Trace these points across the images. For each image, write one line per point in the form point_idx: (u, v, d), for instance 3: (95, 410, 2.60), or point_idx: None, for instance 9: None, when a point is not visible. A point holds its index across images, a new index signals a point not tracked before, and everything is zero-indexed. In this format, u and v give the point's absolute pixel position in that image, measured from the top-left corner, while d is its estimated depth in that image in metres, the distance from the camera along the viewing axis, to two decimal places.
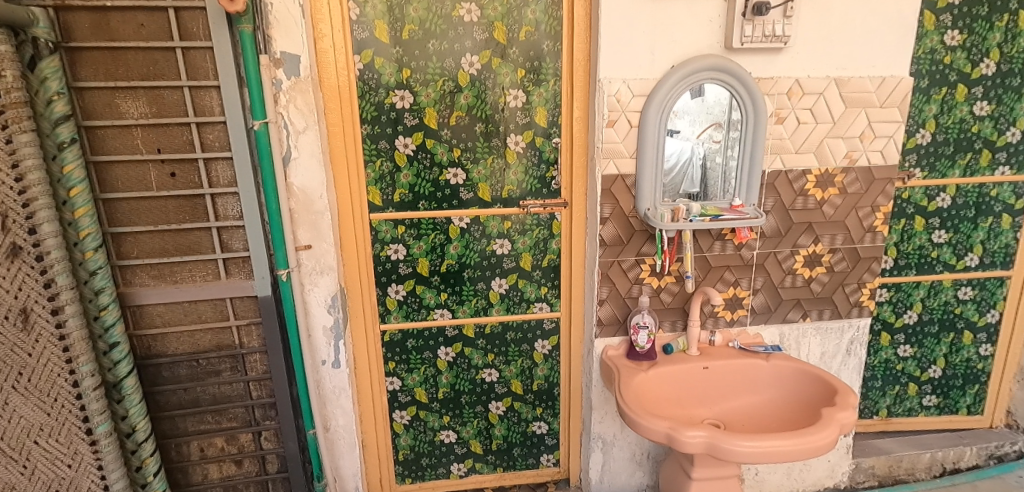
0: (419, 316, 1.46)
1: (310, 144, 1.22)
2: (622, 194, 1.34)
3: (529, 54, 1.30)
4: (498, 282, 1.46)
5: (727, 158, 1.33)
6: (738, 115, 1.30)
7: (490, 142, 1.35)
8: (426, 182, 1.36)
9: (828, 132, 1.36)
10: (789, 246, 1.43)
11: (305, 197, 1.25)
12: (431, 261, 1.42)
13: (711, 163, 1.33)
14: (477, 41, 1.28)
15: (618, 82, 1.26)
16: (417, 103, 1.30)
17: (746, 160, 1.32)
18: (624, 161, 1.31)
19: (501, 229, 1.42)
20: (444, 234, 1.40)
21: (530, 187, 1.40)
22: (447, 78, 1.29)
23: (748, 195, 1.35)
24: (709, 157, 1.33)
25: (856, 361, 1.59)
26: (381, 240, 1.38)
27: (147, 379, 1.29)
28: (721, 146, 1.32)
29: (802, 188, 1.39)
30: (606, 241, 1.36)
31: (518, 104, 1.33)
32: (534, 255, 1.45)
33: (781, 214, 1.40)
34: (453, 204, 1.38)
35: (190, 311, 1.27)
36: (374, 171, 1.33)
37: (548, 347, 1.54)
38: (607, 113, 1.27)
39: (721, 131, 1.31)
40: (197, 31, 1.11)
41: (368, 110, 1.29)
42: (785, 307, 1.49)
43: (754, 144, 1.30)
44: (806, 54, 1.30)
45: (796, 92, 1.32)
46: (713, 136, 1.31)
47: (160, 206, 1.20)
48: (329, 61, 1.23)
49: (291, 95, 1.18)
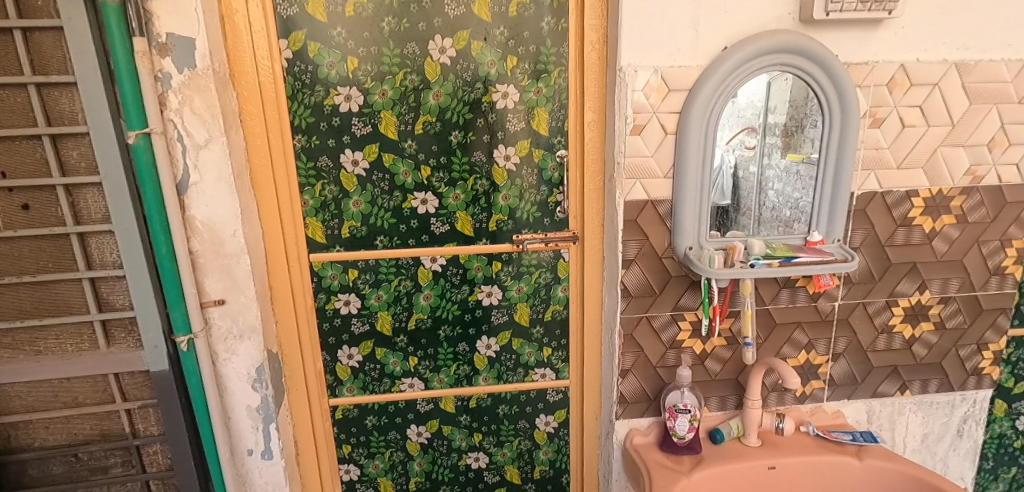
0: (380, 388, 1.10)
1: (216, 161, 0.87)
2: (653, 227, 0.96)
3: (523, 36, 0.94)
4: (485, 343, 1.10)
5: (779, 175, 0.96)
6: (796, 117, 0.94)
7: (470, 158, 0.99)
8: (384, 212, 1.00)
9: (944, 138, 0.97)
10: (884, 295, 1.05)
11: (213, 234, 0.90)
12: (395, 316, 1.06)
13: (746, 180, 0.95)
14: (450, 19, 0.92)
15: (647, 70, 0.89)
16: (368, 105, 0.95)
17: (819, 178, 0.96)
18: (655, 182, 0.94)
19: (488, 272, 1.06)
20: (411, 279, 1.04)
21: (528, 216, 1.03)
22: (409, 70, 0.94)
23: (823, 227, 0.98)
24: (739, 171, 0.95)
25: (969, 444, 1.18)
26: (326, 289, 1.03)
27: (10, 479, 0.97)
28: (755, 154, 0.94)
29: (904, 216, 1.00)
30: (631, 291, 0.99)
31: (509, 105, 0.97)
32: (533, 306, 1.08)
33: (874, 251, 1.02)
34: (423, 240, 1.03)
35: (62, 390, 0.94)
36: (314, 197, 0.98)
37: (554, 424, 1.16)
38: (632, 115, 0.90)
39: (755, 136, 0.94)
40: (42, 5, 0.78)
41: (301, 115, 0.94)
42: (877, 376, 1.10)
43: (821, 158, 0.95)
44: (916, 28, 0.92)
45: (900, 82, 0.93)
46: (745, 143, 0.94)
47: (9, 250, 0.86)
48: (244, 46, 0.89)
49: (185, 95, 0.84)
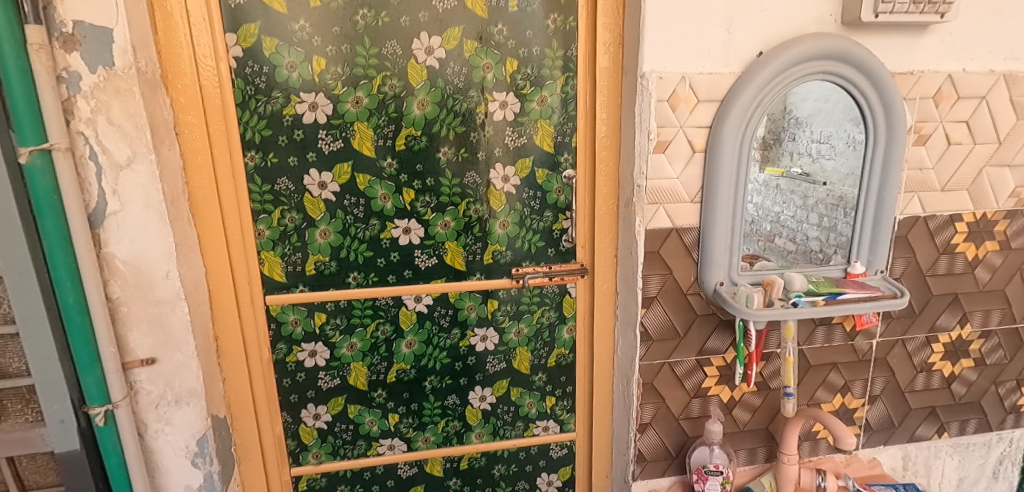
0: (354, 452, 0.92)
1: (142, 184, 0.68)
2: (678, 260, 0.83)
3: (524, 36, 0.80)
4: (479, 395, 0.94)
5: (759, 189, 0.81)
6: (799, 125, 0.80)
7: (463, 178, 0.84)
8: (358, 243, 0.83)
9: (990, 157, 0.87)
10: (924, 331, 0.94)
11: (138, 277, 0.71)
12: (371, 367, 0.89)
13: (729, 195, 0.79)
14: (439, 14, 0.77)
15: (674, 77, 0.76)
16: (338, 115, 0.78)
17: (836, 199, 0.85)
18: (680, 207, 0.81)
19: (482, 313, 0.90)
20: (390, 323, 0.87)
21: (529, 246, 0.88)
22: (388, 74, 0.78)
23: (802, 239, 0.85)
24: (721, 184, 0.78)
25: (1004, 486, 1.09)
26: (287, 337, 0.85)
27: None
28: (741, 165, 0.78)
29: (947, 243, 0.90)
30: (652, 334, 0.85)
31: (507, 117, 0.83)
32: (535, 350, 0.93)
33: (915, 282, 0.91)
34: (405, 276, 0.86)
35: None
36: (271, 226, 0.80)
37: (558, 484, 1.01)
38: (655, 130, 0.77)
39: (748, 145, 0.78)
40: None
41: (254, 126, 0.77)
42: (914, 419, 0.99)
43: (799, 171, 0.82)
44: (965, 34, 0.82)
45: (948, 94, 0.83)
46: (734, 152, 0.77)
47: None
48: (180, 41, 0.71)
49: (99, 101, 0.65)
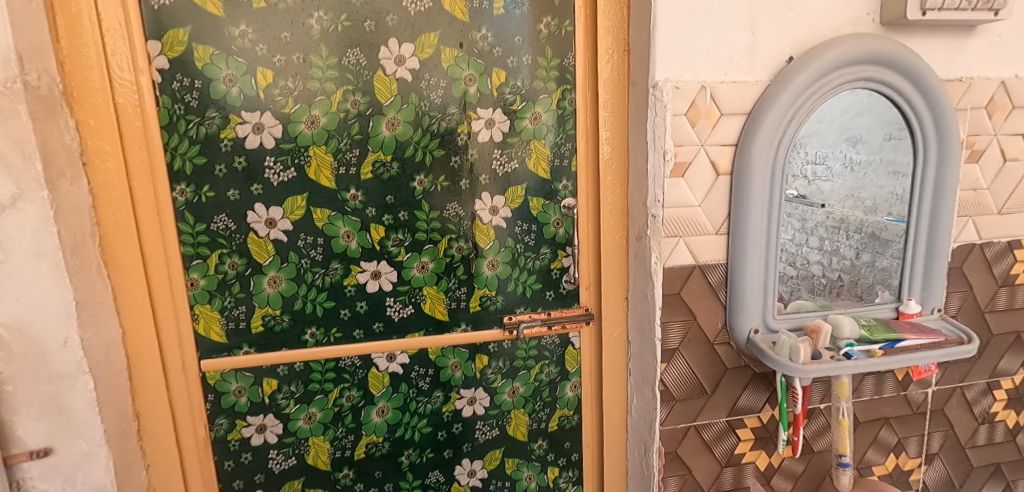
0: None
1: (31, 227, 0.52)
2: (702, 302, 0.69)
3: (513, 42, 0.68)
4: (467, 469, 0.78)
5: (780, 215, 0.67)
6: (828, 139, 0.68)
7: (442, 210, 0.70)
8: (317, 292, 0.69)
9: None
10: (984, 376, 0.81)
11: (26, 347, 0.54)
12: (336, 443, 0.73)
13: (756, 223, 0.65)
14: (410, 17, 0.65)
15: (692, 87, 0.63)
16: (290, 137, 0.64)
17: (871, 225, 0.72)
18: (704, 239, 0.68)
19: (469, 371, 0.75)
20: (357, 388, 0.72)
21: (523, 290, 0.74)
22: (350, 88, 0.65)
23: (803, 264, 0.70)
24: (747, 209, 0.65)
25: None
26: (229, 410, 0.69)
27: None
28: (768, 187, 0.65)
29: (1006, 274, 0.78)
30: (674, 393, 0.71)
31: (494, 137, 0.70)
32: (532, 413, 0.78)
33: (973, 320, 0.78)
34: (374, 330, 0.71)
35: None
36: (208, 274, 0.66)
37: None
38: (673, 149, 0.64)
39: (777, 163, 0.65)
40: None
41: (185, 154, 0.63)
42: (977, 478, 0.85)
43: (795, 193, 0.68)
44: (1016, 35, 0.71)
45: (1002, 103, 0.72)
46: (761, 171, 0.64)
47: None
48: (89, 52, 0.58)
49: None
